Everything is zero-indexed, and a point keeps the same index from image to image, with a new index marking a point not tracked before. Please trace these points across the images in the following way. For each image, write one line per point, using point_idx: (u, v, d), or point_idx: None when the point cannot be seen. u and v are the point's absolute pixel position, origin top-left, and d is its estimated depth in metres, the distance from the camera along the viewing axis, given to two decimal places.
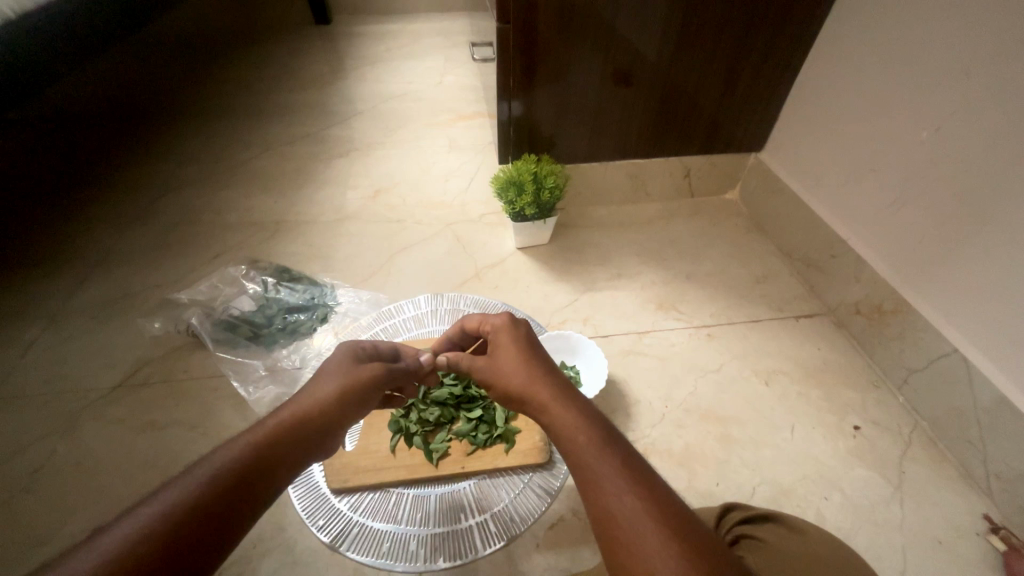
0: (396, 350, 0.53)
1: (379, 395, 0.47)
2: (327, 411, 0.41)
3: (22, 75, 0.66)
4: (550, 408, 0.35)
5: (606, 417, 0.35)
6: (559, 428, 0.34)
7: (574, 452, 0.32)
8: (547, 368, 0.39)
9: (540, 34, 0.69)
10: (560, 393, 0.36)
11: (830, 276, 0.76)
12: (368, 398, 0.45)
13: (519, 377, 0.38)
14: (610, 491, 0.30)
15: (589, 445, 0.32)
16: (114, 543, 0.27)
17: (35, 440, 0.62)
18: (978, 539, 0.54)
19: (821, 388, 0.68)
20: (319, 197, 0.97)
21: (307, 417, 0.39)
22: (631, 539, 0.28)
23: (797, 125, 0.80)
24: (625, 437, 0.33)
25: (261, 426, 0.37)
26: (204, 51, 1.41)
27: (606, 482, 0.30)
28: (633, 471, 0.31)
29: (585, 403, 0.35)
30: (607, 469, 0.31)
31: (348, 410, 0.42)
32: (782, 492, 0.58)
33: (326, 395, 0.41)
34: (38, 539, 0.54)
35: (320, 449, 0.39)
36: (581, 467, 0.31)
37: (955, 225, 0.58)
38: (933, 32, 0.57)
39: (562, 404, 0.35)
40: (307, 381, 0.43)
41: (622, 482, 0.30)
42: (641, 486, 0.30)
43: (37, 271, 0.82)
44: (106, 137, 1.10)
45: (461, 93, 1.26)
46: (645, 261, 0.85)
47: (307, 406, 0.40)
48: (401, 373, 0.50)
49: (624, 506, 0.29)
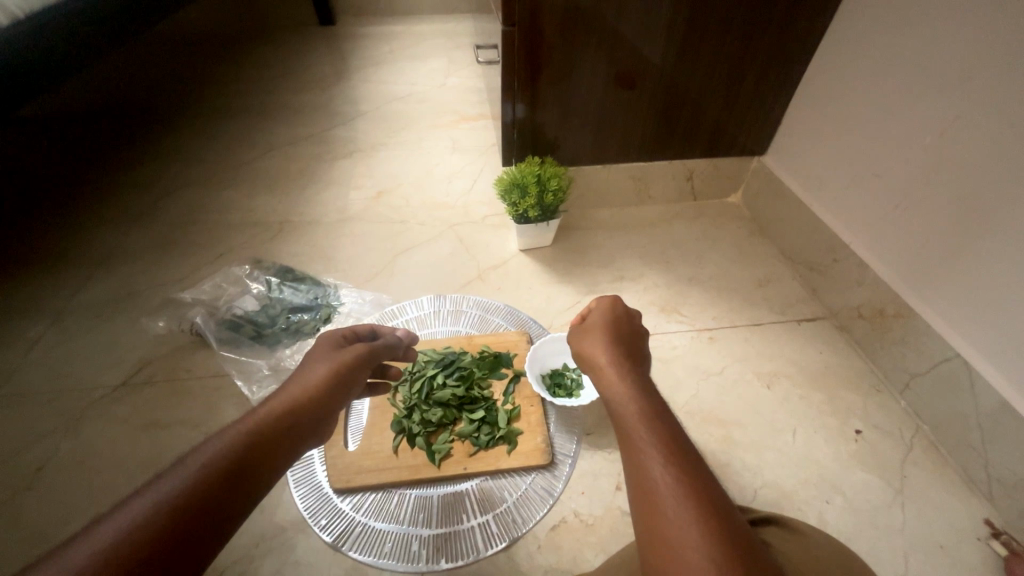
0: (373, 329, 0.55)
1: (365, 377, 0.49)
2: (318, 395, 0.42)
3: (29, 75, 0.67)
4: (611, 381, 0.38)
5: (661, 400, 0.36)
6: (615, 399, 0.37)
7: (624, 424, 0.35)
8: (620, 347, 0.42)
9: (545, 36, 0.69)
10: (621, 370, 0.39)
11: (831, 279, 0.77)
12: (357, 379, 0.47)
13: (593, 351, 0.42)
14: (651, 461, 0.31)
15: (639, 417, 0.34)
16: (110, 534, 0.27)
17: (39, 438, 0.62)
18: (978, 543, 0.54)
19: (822, 391, 0.68)
20: (322, 197, 0.97)
21: (298, 400, 0.40)
22: (661, 507, 0.29)
23: (800, 129, 0.81)
24: (674, 417, 0.35)
25: (252, 414, 0.38)
26: (208, 51, 1.41)
27: (647, 454, 0.32)
28: (675, 449, 0.32)
29: (644, 385, 0.37)
30: (651, 442, 0.32)
31: (337, 393, 0.44)
32: (783, 495, 0.58)
33: (316, 378, 0.43)
34: (40, 537, 0.55)
35: (316, 432, 0.41)
36: (628, 439, 0.34)
37: (957, 230, 0.58)
38: (936, 36, 0.58)
39: (623, 378, 0.38)
40: (295, 370, 0.44)
41: (663, 457, 0.31)
42: (681, 465, 0.31)
43: (41, 268, 0.83)
44: (109, 136, 1.10)
45: (464, 95, 1.26)
46: (647, 263, 0.85)
47: (297, 392, 0.41)
48: (383, 348, 0.52)
49: (658, 477, 0.30)
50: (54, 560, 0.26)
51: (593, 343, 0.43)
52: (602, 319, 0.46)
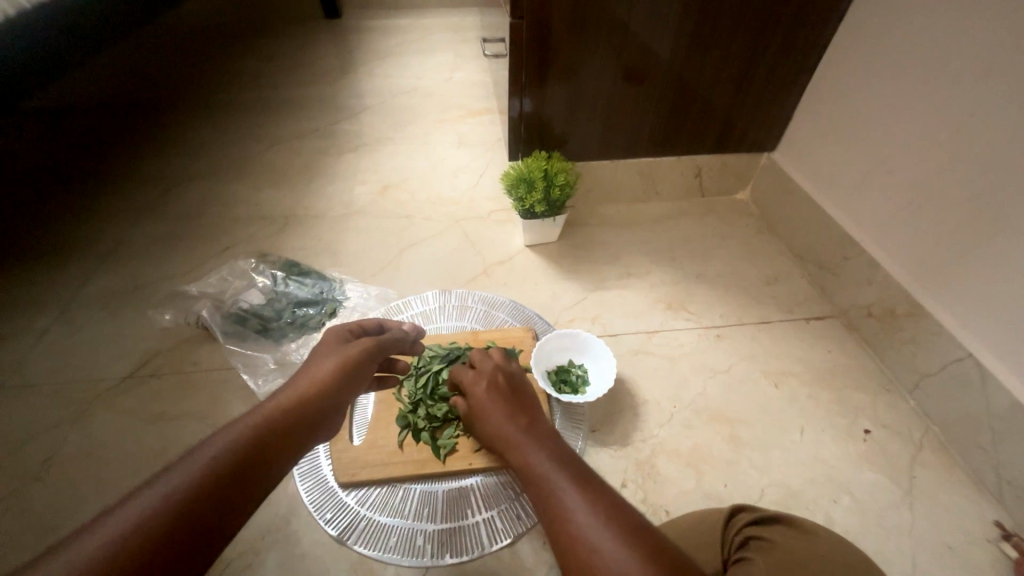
0: (381, 322, 0.55)
1: (372, 372, 0.48)
2: (324, 393, 0.42)
3: (36, 66, 0.67)
4: (523, 453, 0.39)
5: (568, 452, 0.39)
6: (532, 468, 0.38)
7: (537, 480, 0.37)
8: (520, 411, 0.44)
9: (553, 31, 0.68)
10: (530, 433, 0.41)
11: (841, 278, 0.76)
12: (364, 373, 0.46)
13: (496, 423, 0.43)
14: (575, 515, 0.33)
15: (555, 477, 0.36)
16: (122, 524, 0.28)
17: (49, 428, 0.63)
18: (988, 545, 0.54)
19: (831, 390, 0.67)
20: (327, 191, 0.97)
21: (304, 398, 0.40)
22: (594, 561, 0.30)
23: (810, 125, 0.80)
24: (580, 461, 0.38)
25: (260, 409, 0.38)
26: (213, 42, 1.41)
27: (572, 509, 0.33)
28: (598, 497, 0.34)
29: (546, 441, 0.40)
30: (571, 494, 0.34)
31: (343, 388, 0.43)
32: (790, 495, 0.57)
33: (320, 376, 0.42)
34: (48, 527, 0.55)
35: (323, 428, 0.40)
36: (544, 493, 0.35)
37: (972, 230, 0.57)
38: (951, 30, 0.57)
39: (529, 440, 0.40)
40: (303, 364, 0.44)
41: (587, 505, 0.33)
42: (604, 508, 0.33)
43: (49, 260, 0.83)
44: (115, 128, 1.10)
45: (470, 89, 1.25)
46: (654, 260, 0.84)
47: (307, 387, 0.41)
48: (390, 342, 0.51)
49: (574, 510, 0.33)
50: (62, 552, 0.26)
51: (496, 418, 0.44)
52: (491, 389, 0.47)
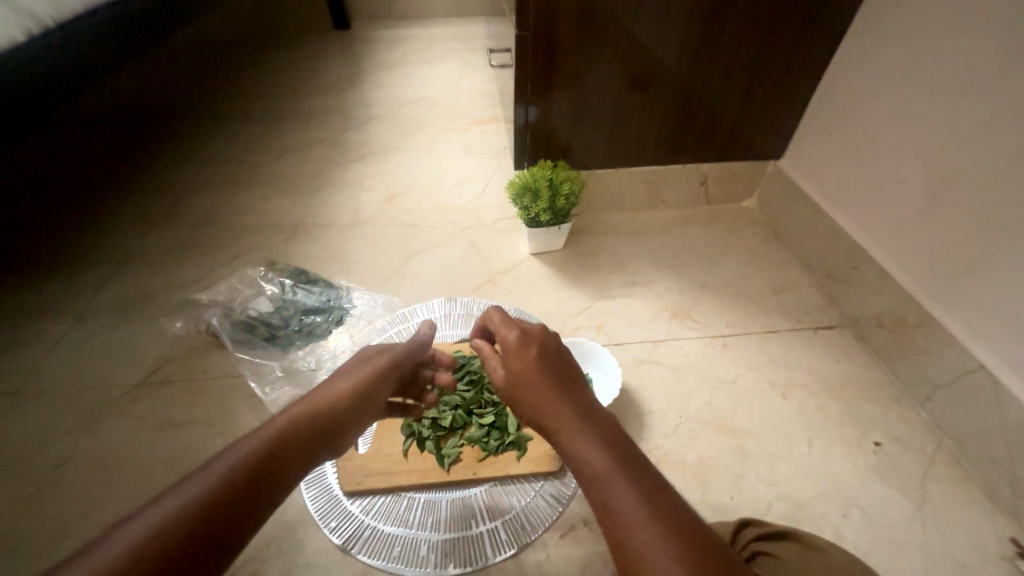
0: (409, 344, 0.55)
1: (388, 394, 0.48)
2: (339, 409, 0.42)
3: (55, 81, 0.69)
4: (564, 424, 0.35)
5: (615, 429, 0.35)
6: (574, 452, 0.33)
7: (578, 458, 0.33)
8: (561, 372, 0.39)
9: (558, 40, 0.69)
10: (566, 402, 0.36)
11: (851, 287, 0.75)
12: (381, 394, 0.46)
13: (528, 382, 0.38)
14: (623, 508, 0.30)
15: (610, 476, 0.31)
16: (139, 535, 0.28)
17: (62, 434, 0.64)
18: (1005, 563, 0.52)
19: (841, 402, 0.66)
20: (335, 200, 0.98)
21: (320, 411, 0.41)
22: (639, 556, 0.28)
23: (818, 133, 0.79)
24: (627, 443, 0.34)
25: (277, 421, 0.38)
26: (226, 54, 1.44)
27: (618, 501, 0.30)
28: (643, 487, 0.31)
29: (593, 415, 0.35)
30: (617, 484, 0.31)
31: (357, 411, 0.43)
32: (798, 508, 0.56)
33: (339, 392, 0.43)
34: (58, 533, 0.56)
35: (334, 448, 0.41)
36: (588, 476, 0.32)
37: (985, 239, 0.56)
38: (961, 38, 0.56)
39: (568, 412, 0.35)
40: (324, 380, 0.45)
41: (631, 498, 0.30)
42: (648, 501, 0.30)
43: (63, 269, 0.85)
44: (128, 139, 1.13)
45: (477, 98, 1.27)
46: (660, 269, 0.84)
47: (324, 402, 0.41)
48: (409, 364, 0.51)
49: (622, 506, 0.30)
50: (86, 555, 0.27)
51: (543, 400, 0.37)
52: (533, 365, 0.39)
